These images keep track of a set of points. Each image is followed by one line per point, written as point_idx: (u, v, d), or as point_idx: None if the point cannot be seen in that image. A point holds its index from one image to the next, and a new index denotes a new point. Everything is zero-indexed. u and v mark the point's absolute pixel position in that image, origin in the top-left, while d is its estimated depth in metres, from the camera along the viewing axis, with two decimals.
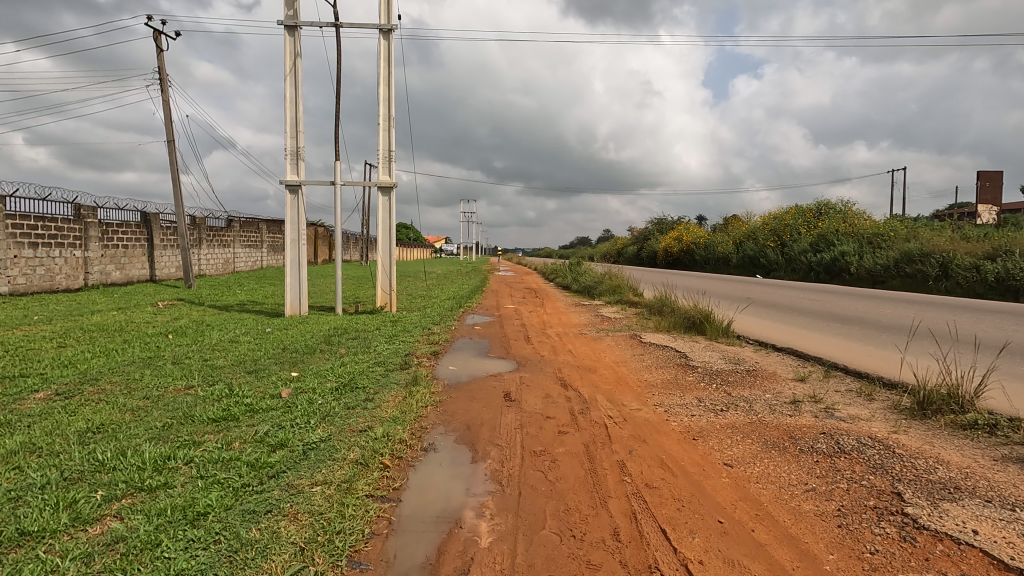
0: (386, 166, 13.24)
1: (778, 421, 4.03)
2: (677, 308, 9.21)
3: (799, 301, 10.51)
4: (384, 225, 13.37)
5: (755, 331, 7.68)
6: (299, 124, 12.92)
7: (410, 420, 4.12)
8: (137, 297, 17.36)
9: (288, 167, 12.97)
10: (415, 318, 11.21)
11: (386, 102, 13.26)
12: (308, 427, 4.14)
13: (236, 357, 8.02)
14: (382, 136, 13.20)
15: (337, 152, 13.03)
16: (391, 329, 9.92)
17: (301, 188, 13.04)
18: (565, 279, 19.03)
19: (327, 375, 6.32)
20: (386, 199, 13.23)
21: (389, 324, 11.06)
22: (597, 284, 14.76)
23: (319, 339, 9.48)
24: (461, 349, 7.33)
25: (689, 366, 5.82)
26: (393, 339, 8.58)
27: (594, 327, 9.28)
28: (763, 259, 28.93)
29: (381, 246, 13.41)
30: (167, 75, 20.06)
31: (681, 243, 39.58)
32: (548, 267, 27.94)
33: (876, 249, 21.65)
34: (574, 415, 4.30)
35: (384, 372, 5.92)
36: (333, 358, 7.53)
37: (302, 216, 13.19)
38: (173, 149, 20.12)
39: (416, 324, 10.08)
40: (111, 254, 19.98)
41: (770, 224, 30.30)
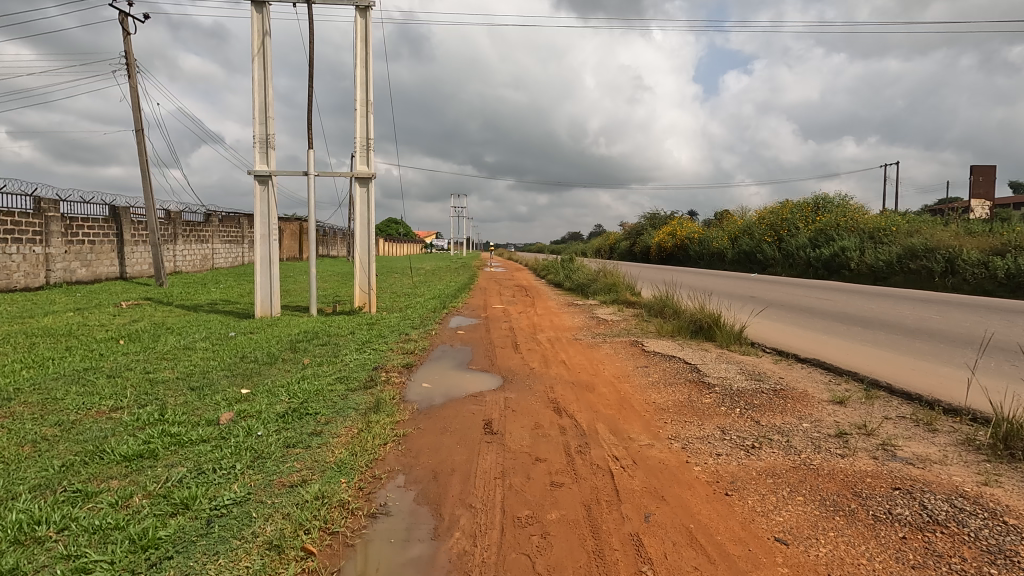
0: (364, 155, 12.25)
1: (830, 466, 3.17)
2: (681, 310, 8.35)
3: (811, 301, 9.68)
4: (362, 220, 12.39)
5: (772, 338, 6.81)
6: (269, 109, 11.90)
7: (359, 467, 3.21)
8: (102, 296, 16.26)
9: (256, 156, 11.96)
10: (395, 321, 10.27)
11: (364, 86, 12.25)
12: (229, 478, 3.22)
13: (185, 369, 7.06)
14: (359, 122, 12.19)
15: (310, 140, 12.00)
16: (366, 334, 8.98)
17: (271, 179, 12.03)
18: (557, 277, 18.11)
19: (279, 394, 5.39)
20: (364, 191, 12.26)
21: (366, 327, 10.12)
22: (591, 282, 13.88)
23: (285, 346, 8.53)
24: (440, 360, 6.40)
25: (704, 384, 4.95)
26: (365, 347, 7.65)
27: (589, 331, 8.38)
28: (760, 254, 28.26)
29: (359, 242, 12.42)
30: (134, 60, 18.90)
31: (674, 238, 38.84)
32: (540, 264, 27.03)
33: (877, 245, 20.98)
34: (570, 457, 3.41)
35: (343, 393, 5.00)
36: (294, 371, 6.59)
37: (273, 210, 12.20)
38: (142, 139, 18.98)
39: (394, 328, 9.15)
40: (76, 250, 18.85)
41: (767, 219, 29.57)
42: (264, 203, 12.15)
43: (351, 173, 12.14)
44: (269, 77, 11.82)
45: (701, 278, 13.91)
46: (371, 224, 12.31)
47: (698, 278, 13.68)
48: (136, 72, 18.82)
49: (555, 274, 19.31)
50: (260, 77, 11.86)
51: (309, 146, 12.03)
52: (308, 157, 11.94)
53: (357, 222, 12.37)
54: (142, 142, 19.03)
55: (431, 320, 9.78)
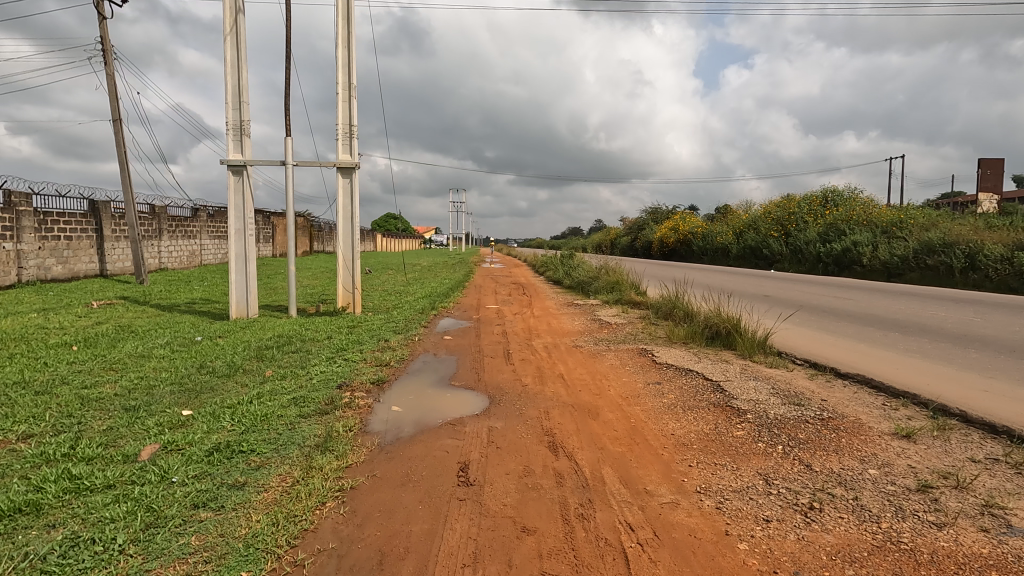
0: (346, 144, 11.32)
1: (928, 546, 2.28)
2: (694, 313, 7.45)
3: (834, 301, 8.77)
4: (344, 213, 11.46)
5: (801, 347, 5.89)
6: (242, 93, 10.97)
7: (275, 550, 2.32)
8: (74, 295, 15.36)
9: (229, 144, 11.03)
10: (379, 324, 9.38)
11: (345, 68, 11.27)
12: (95, 563, 2.33)
13: (129, 382, 6.17)
14: (340, 107, 11.24)
15: (288, 127, 11.06)
16: (344, 339, 8.10)
17: (245, 169, 11.12)
18: (556, 273, 17.22)
19: (221, 420, 4.50)
20: (347, 182, 11.34)
21: (346, 329, 9.24)
22: (591, 280, 13.00)
23: (253, 354, 7.65)
24: (419, 375, 5.50)
25: (732, 410, 4.05)
26: (338, 355, 6.76)
27: (590, 337, 7.49)
28: (766, 250, 27.38)
29: (341, 237, 11.49)
30: (110, 46, 17.95)
31: (677, 233, 37.90)
32: (539, 260, 26.16)
33: (891, 240, 20.11)
34: (569, 527, 2.52)
35: (292, 420, 4.11)
36: (251, 386, 5.71)
37: (248, 203, 11.27)
38: (120, 129, 18.04)
39: (375, 332, 8.27)
40: (51, 246, 17.96)
41: (773, 213, 28.64)
42: (239, 195, 11.22)
43: (333, 163, 11.21)
44: (242, 58, 10.88)
45: (710, 275, 12.98)
46: (354, 218, 11.38)
47: (707, 276, 12.80)
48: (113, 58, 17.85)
49: (553, 271, 18.39)
50: (232, 59, 10.92)
51: (287, 133, 11.10)
52: (285, 145, 11.01)
53: (339, 215, 11.44)
54: (119, 133, 18.07)
55: (416, 324, 8.85)
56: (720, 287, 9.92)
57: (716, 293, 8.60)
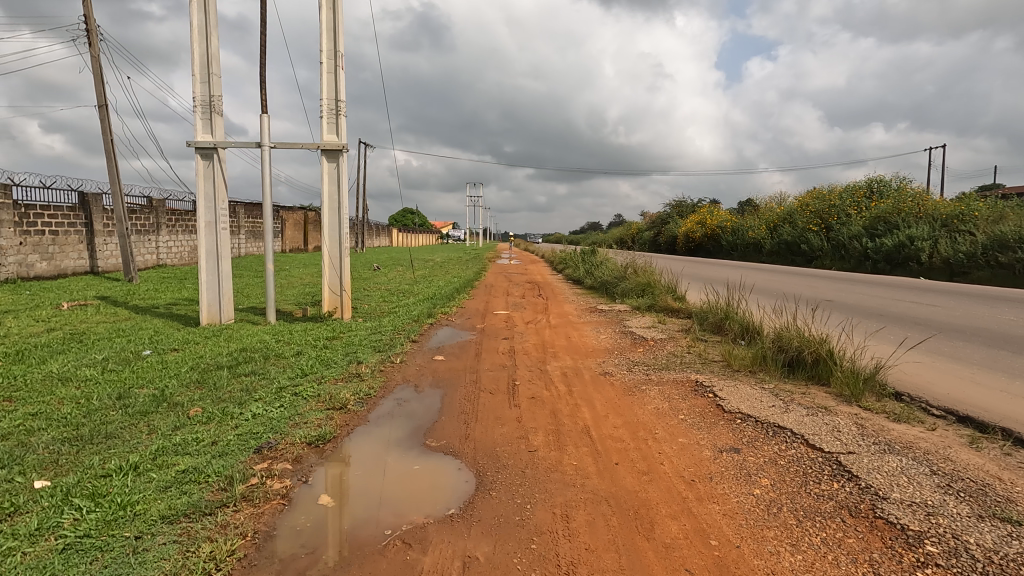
0: (332, 123, 9.73)
1: None
2: (761, 333, 5.70)
3: (928, 311, 6.94)
4: (331, 204, 9.86)
5: (931, 389, 4.12)
6: (211, 64, 9.43)
7: None
8: (49, 295, 14.11)
9: (197, 123, 9.50)
10: (365, 334, 7.79)
11: (330, 34, 9.63)
12: None
13: (12, 422, 4.65)
14: (324, 80, 9.63)
15: (264, 104, 9.51)
16: (313, 358, 6.52)
17: (216, 152, 9.60)
18: (575, 272, 15.54)
19: (62, 513, 2.90)
20: (334, 167, 9.76)
21: (326, 341, 7.68)
22: (617, 282, 11.29)
23: (196, 377, 6.09)
24: (385, 429, 3.83)
25: (891, 530, 2.31)
26: (292, 387, 5.14)
27: (622, 360, 5.80)
28: (805, 245, 25.28)
29: (327, 232, 9.88)
30: (94, 25, 16.64)
31: (704, 227, 35.77)
32: (557, 256, 24.45)
33: (953, 235, 18.03)
34: None
35: (146, 532, 2.47)
36: (157, 437, 4.12)
37: (220, 192, 9.74)
38: (105, 114, 16.76)
39: (353, 349, 6.63)
40: (35, 242, 16.82)
41: (812, 205, 26.43)
42: (209, 182, 9.68)
43: (317, 145, 9.63)
44: (211, 23, 9.33)
45: (758, 276, 11.15)
46: (342, 209, 9.76)
47: (755, 277, 10.98)
48: (97, 39, 16.54)
49: (573, 269, 16.68)
50: (200, 23, 9.37)
51: (263, 111, 9.54)
52: (261, 124, 9.46)
53: (324, 206, 9.83)
54: (105, 119, 16.80)
55: (406, 336, 7.24)
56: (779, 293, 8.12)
57: (779, 303, 6.82)
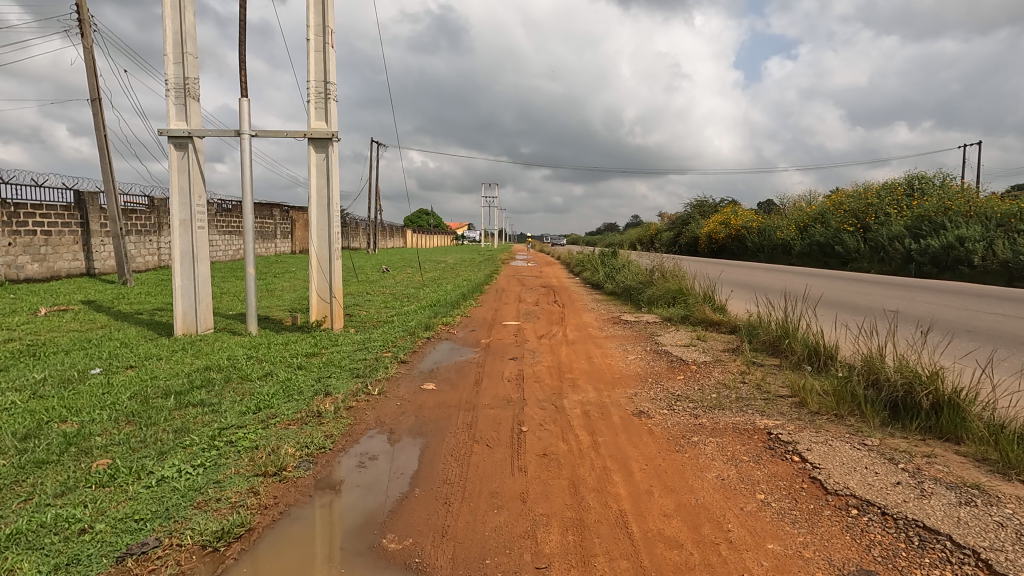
0: (322, 109, 8.63)
1: None
2: (844, 365, 4.41)
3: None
4: (319, 200, 8.74)
5: None
6: (186, 43, 8.40)
7: None
8: (31, 299, 13.24)
9: (170, 109, 8.45)
10: (350, 351, 6.61)
11: (319, 7, 8.52)
12: None
13: None
14: (312, 59, 8.53)
15: (245, 87, 8.43)
16: (278, 384, 5.37)
17: (191, 141, 8.54)
18: (594, 276, 14.31)
19: None
20: (323, 159, 8.64)
21: (304, 359, 6.53)
22: (643, 288, 10.05)
23: (133, 407, 4.98)
24: (328, 515, 2.64)
25: None
26: (231, 430, 3.96)
27: (661, 394, 4.56)
28: (839, 247, 23.71)
29: (314, 231, 8.72)
30: (88, 14, 15.86)
31: (728, 228, 34.21)
32: (573, 258, 23.22)
33: (1010, 236, 16.44)
34: None
35: None
36: (24, 511, 2.99)
37: (196, 186, 8.66)
38: (99, 109, 15.96)
39: (328, 374, 5.45)
40: (25, 242, 16.06)
41: (847, 204, 24.77)
42: (184, 175, 8.62)
43: (304, 134, 8.52)
44: None
45: (807, 284, 9.83)
46: (332, 206, 8.62)
47: (803, 285, 9.66)
48: (90, 30, 15.74)
49: (591, 272, 15.41)
50: None
51: (243, 95, 8.47)
52: (240, 110, 8.39)
53: (312, 202, 8.71)
54: (99, 114, 15.99)
55: (395, 355, 6.05)
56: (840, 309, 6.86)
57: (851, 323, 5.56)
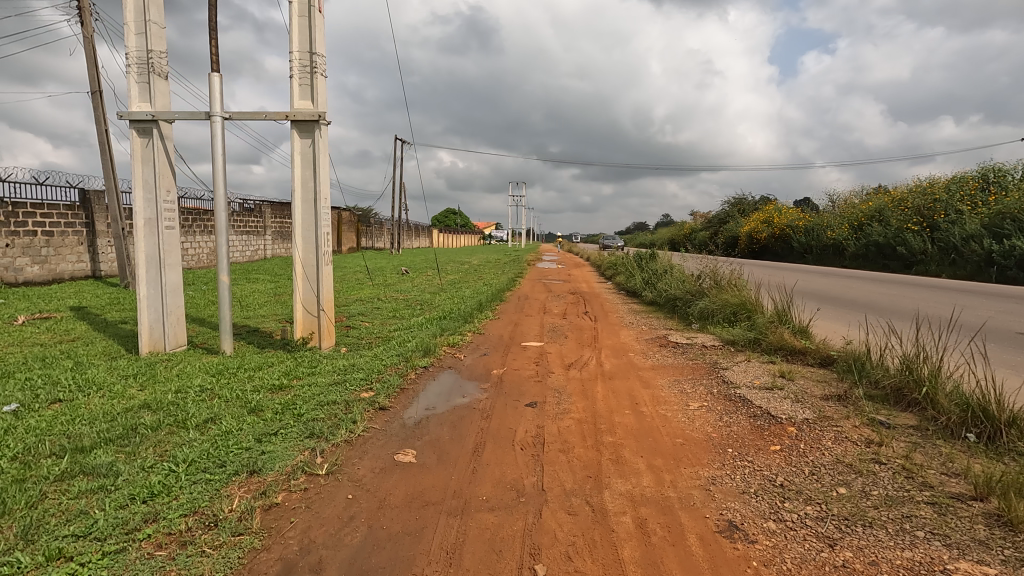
0: (308, 87, 7.23)
1: None
2: None
3: None
4: (305, 194, 7.33)
5: None
6: (148, 9, 7.10)
7: None
8: (19, 305, 12.31)
9: (132, 88, 7.20)
10: (321, 388, 5.10)
11: None
12: None
13: None
14: (296, 27, 7.13)
15: (216, 60, 7.07)
16: (212, 441, 3.94)
17: (157, 126, 7.26)
18: (630, 281, 12.65)
19: None
20: (309, 146, 7.24)
21: (261, 398, 5.06)
22: (695, 299, 8.36)
23: (7, 472, 3.62)
24: None
25: None
26: (81, 547, 2.51)
27: (758, 486, 2.95)
28: (901, 248, 21.42)
29: (298, 232, 7.33)
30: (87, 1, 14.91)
31: (771, 226, 31.93)
32: (605, 260, 21.51)
33: None
34: None
35: None
36: None
37: (164, 179, 7.37)
38: (99, 101, 15.02)
39: (275, 429, 3.94)
40: (25, 243, 15.25)
41: (910, 201, 22.39)
42: (149, 167, 7.34)
43: (287, 115, 7.14)
44: None
45: (902, 299, 8.00)
46: (319, 201, 7.22)
47: (899, 301, 7.84)
48: (90, 18, 14.80)
49: (626, 277, 13.70)
50: None
51: (215, 69, 7.12)
52: (210, 86, 7.03)
53: (297, 197, 7.30)
54: (98, 107, 15.02)
55: (371, 398, 4.51)
56: (980, 345, 5.08)
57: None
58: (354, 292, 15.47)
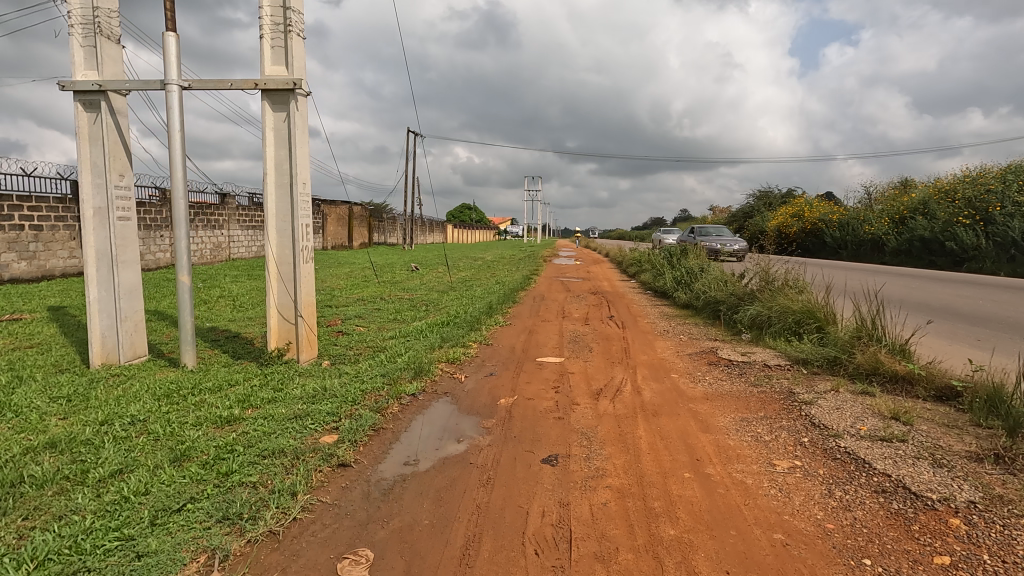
0: (281, 50, 6.05)
1: None
2: None
3: None
4: (279, 178, 6.16)
5: None
6: None
7: None
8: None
9: (76, 54, 6.07)
10: (274, 428, 3.86)
11: None
12: None
13: None
14: None
15: (172, 16, 5.90)
16: (91, 517, 2.75)
17: (105, 99, 6.13)
18: (659, 281, 11.33)
19: None
20: (283, 120, 6.06)
21: (196, 440, 3.84)
22: (746, 305, 7.03)
23: None
24: None
25: None
26: None
27: None
28: (951, 243, 19.70)
29: (271, 224, 6.17)
30: None
31: (802, 220, 30.19)
32: (627, 256, 20.16)
33: None
34: None
35: None
36: None
37: (114, 163, 6.25)
38: None
39: (180, 503, 2.73)
40: (10, 238, 14.37)
41: (959, 191, 20.64)
42: (98, 147, 6.23)
43: (256, 83, 5.96)
44: None
45: (1005, 308, 6.60)
46: (296, 186, 6.05)
47: (1003, 310, 6.47)
48: None
49: (653, 276, 12.36)
50: None
51: (170, 28, 5.94)
52: (164, 48, 5.86)
53: (269, 182, 6.14)
54: None
55: (329, 449, 3.26)
56: None
57: None
58: (357, 291, 14.36)
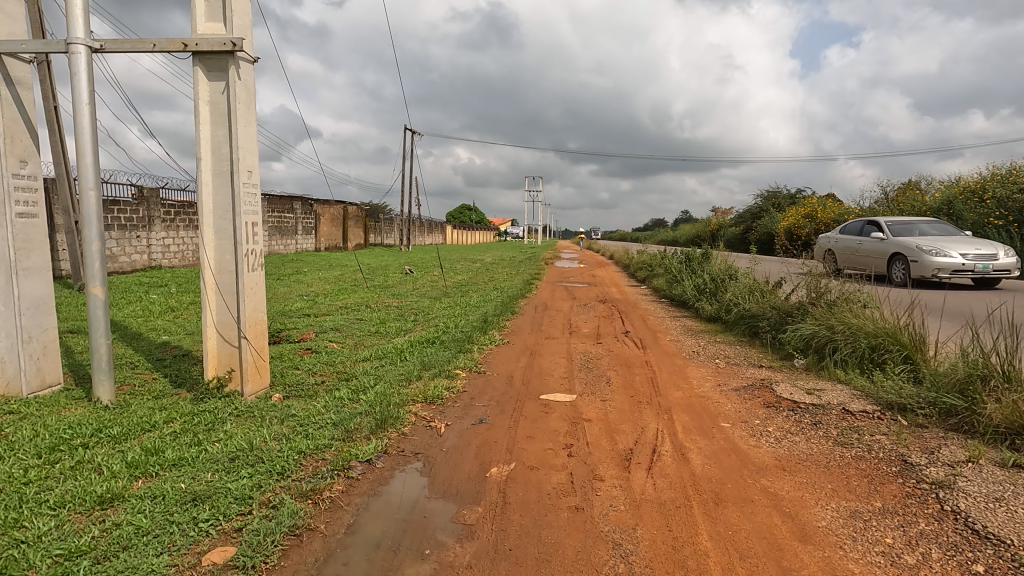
0: (220, 5, 4.80)
1: None
2: None
3: None
4: (218, 165, 4.91)
5: None
6: None
7: None
8: None
9: None
10: (152, 528, 2.58)
11: None
12: None
13: None
14: None
15: None
16: None
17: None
18: (675, 289, 10.11)
19: None
20: (220, 93, 4.81)
21: (38, 542, 2.56)
22: (795, 322, 5.76)
23: None
24: None
25: None
26: None
27: None
28: None
29: (206, 223, 4.92)
30: None
31: (814, 221, 28.97)
32: (634, 259, 18.97)
33: None
34: None
35: None
36: None
37: (11, 147, 5.00)
38: None
39: None
40: None
41: (987, 190, 19.45)
42: None
43: (185, 44, 4.70)
44: None
45: None
46: (236, 175, 4.80)
47: None
48: None
49: (668, 282, 11.12)
50: None
51: None
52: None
53: (204, 170, 4.89)
54: None
55: None
56: None
57: None
58: (342, 298, 13.12)
